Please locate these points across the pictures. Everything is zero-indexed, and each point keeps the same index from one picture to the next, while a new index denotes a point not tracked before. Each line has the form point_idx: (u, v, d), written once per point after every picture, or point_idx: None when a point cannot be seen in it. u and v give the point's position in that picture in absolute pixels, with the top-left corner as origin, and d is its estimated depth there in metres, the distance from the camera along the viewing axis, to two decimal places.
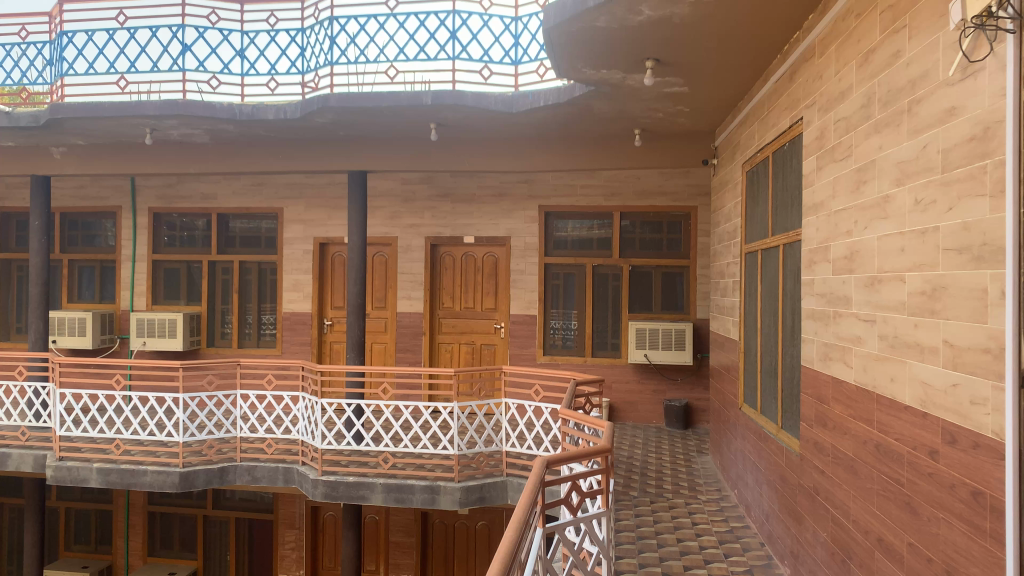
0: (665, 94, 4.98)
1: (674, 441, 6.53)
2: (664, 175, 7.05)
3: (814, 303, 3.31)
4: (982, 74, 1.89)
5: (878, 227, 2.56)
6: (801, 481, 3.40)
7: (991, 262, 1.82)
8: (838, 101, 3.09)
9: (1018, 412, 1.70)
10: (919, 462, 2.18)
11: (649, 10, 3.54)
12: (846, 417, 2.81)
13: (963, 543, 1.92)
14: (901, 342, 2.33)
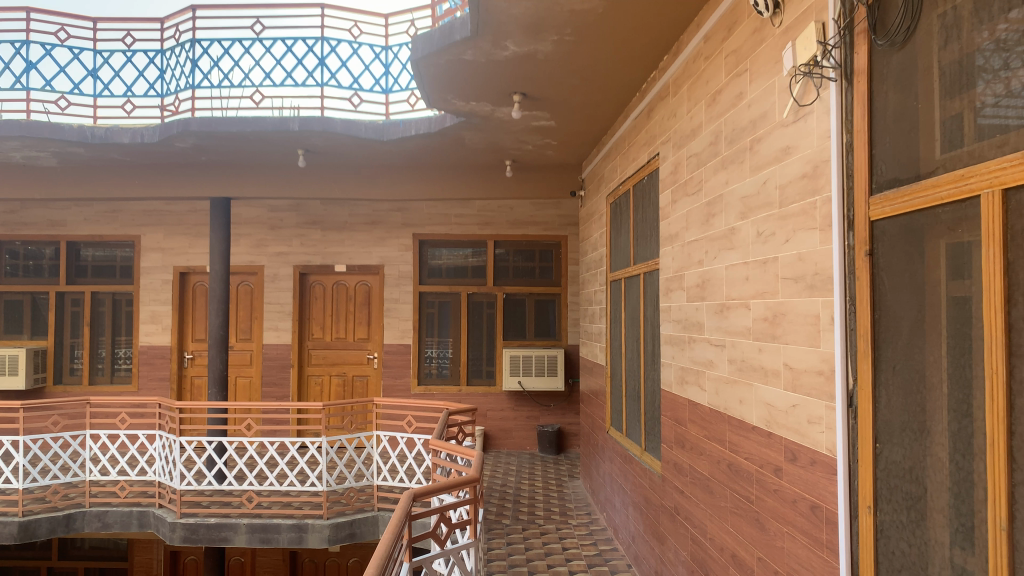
0: (533, 127, 5.10)
1: (547, 467, 6.61)
2: (535, 206, 7.23)
3: (671, 329, 3.46)
4: (811, 116, 2.05)
5: (726, 257, 2.72)
6: (663, 501, 3.52)
7: (821, 290, 1.97)
8: (689, 138, 3.27)
9: (847, 430, 1.84)
10: (765, 479, 2.30)
11: (514, 45, 3.62)
12: (702, 438, 2.94)
13: (803, 554, 2.04)
14: (748, 366, 2.47)
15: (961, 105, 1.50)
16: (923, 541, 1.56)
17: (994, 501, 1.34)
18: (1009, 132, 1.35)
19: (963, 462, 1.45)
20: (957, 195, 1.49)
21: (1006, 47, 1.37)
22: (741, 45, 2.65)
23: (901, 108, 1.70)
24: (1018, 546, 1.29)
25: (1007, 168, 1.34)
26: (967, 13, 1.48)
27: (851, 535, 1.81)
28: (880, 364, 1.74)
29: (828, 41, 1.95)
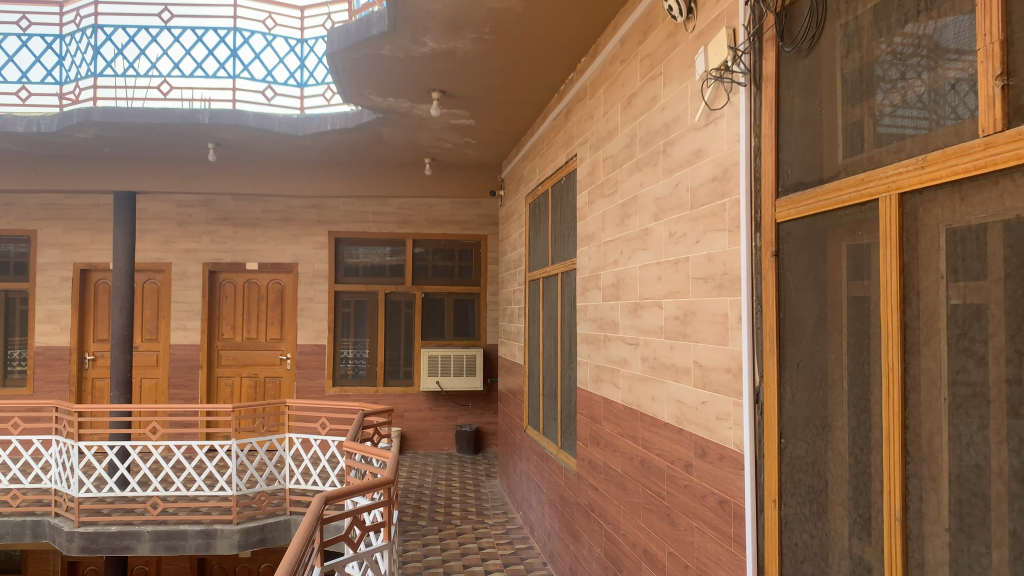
0: (452, 126, 5.08)
1: (465, 467, 6.59)
2: (455, 205, 7.22)
3: (587, 328, 3.49)
4: (721, 120, 2.11)
5: (640, 257, 2.76)
6: (578, 498, 3.56)
7: (730, 289, 2.02)
8: (606, 140, 3.31)
9: (754, 426, 1.89)
10: (677, 475, 2.35)
11: (433, 42, 3.59)
12: (615, 435, 2.98)
13: (713, 548, 2.09)
14: (660, 364, 2.52)
15: (862, 112, 1.55)
16: (824, 532, 1.62)
17: (889, 494, 1.40)
18: (906, 138, 1.41)
19: (862, 456, 1.50)
20: (857, 199, 1.54)
21: (903, 56, 1.42)
22: (656, 49, 2.70)
23: (806, 114, 1.75)
24: (912, 535, 1.35)
25: (904, 172, 1.39)
26: (868, 23, 1.54)
27: (757, 528, 1.86)
28: (785, 362, 1.79)
29: (738, 48, 2.01)
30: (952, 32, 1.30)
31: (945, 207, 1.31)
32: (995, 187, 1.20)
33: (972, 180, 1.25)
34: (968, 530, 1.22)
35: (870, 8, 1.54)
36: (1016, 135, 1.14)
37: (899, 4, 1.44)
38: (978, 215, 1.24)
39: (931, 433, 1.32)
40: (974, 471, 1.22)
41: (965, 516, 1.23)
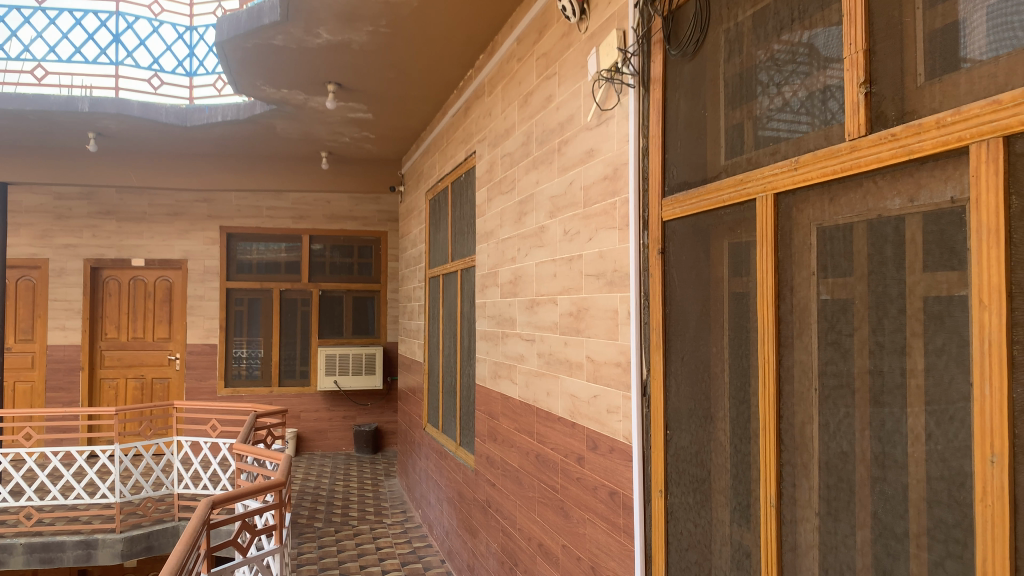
0: (349, 119, 4.99)
1: (363, 467, 6.50)
2: (354, 201, 7.11)
3: (485, 325, 3.51)
4: (612, 121, 2.16)
5: (536, 254, 2.79)
6: (475, 495, 3.57)
7: (620, 285, 2.07)
8: (503, 138, 3.33)
9: (641, 418, 1.94)
10: (569, 468, 2.39)
11: (328, 34, 3.52)
12: (512, 431, 3.00)
13: (603, 539, 2.13)
14: (555, 359, 2.55)
15: (742, 116, 1.61)
16: (707, 520, 1.67)
17: (765, 481, 1.46)
18: (780, 142, 1.48)
19: (742, 445, 1.56)
20: (736, 199, 1.60)
21: (779, 63, 1.49)
22: (551, 49, 2.73)
23: (691, 116, 1.81)
24: (785, 520, 1.42)
25: (778, 173, 1.46)
26: (748, 30, 1.60)
27: (644, 517, 1.92)
28: (671, 355, 1.85)
29: (628, 49, 2.06)
30: (824, 41, 1.36)
31: (815, 207, 1.38)
32: (859, 188, 1.27)
33: (839, 181, 1.32)
34: (835, 513, 1.29)
35: (750, 15, 1.60)
36: (878, 139, 1.21)
37: (776, 13, 1.51)
38: (845, 215, 1.30)
39: (803, 422, 1.39)
40: (839, 458, 1.29)
41: (832, 500, 1.30)
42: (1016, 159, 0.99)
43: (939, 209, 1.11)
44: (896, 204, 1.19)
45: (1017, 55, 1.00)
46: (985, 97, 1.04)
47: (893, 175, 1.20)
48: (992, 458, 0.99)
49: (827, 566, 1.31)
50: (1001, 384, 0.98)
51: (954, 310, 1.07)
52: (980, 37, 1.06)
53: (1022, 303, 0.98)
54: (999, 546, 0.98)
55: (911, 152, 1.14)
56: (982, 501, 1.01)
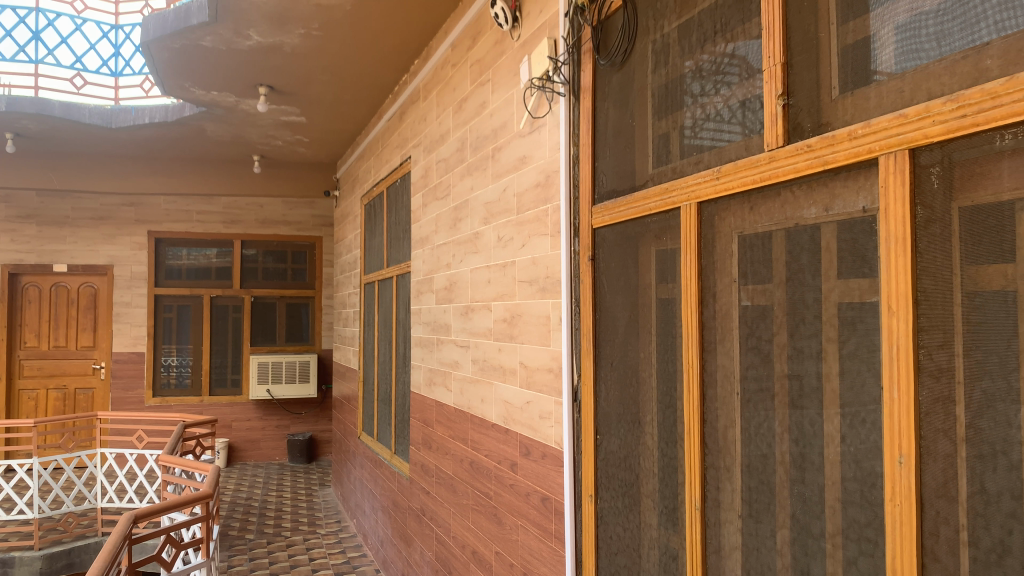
0: (282, 123, 4.91)
1: (297, 477, 6.38)
2: (288, 205, 6.99)
3: (420, 331, 3.49)
4: (544, 128, 2.18)
5: (470, 260, 2.78)
6: (410, 503, 3.54)
7: (552, 291, 2.08)
8: (438, 143, 3.31)
9: (573, 423, 1.96)
10: (503, 475, 2.38)
11: (258, 36, 3.45)
12: (447, 438, 2.98)
13: (535, 545, 2.14)
14: (489, 365, 2.55)
15: (669, 125, 1.64)
16: (635, 524, 1.70)
17: (690, 484, 1.49)
18: (704, 153, 1.51)
19: (669, 449, 1.59)
20: (662, 207, 1.63)
21: (703, 74, 1.52)
22: (485, 55, 2.73)
23: (620, 125, 1.84)
24: (709, 522, 1.44)
25: (701, 183, 1.49)
26: (673, 41, 1.63)
27: (575, 522, 1.93)
28: (601, 361, 1.87)
29: (558, 58, 2.08)
30: (744, 55, 1.40)
31: (737, 216, 1.41)
32: (777, 198, 1.31)
33: (759, 191, 1.35)
34: (756, 515, 1.32)
35: (675, 27, 1.63)
36: (795, 150, 1.24)
37: (699, 25, 1.54)
38: (764, 223, 1.34)
39: (725, 426, 1.41)
40: (760, 460, 1.32)
41: (753, 502, 1.33)
42: (920, 171, 1.04)
43: (852, 218, 1.15)
44: (812, 213, 1.23)
45: (923, 70, 1.04)
46: (893, 110, 1.08)
47: (809, 185, 1.24)
48: (900, 459, 1.03)
49: (749, 566, 1.34)
50: (909, 388, 1.02)
51: (865, 316, 1.11)
52: (888, 52, 1.10)
53: (927, 309, 1.02)
54: (906, 544, 1.02)
55: (825, 163, 1.18)
56: (891, 501, 1.04)
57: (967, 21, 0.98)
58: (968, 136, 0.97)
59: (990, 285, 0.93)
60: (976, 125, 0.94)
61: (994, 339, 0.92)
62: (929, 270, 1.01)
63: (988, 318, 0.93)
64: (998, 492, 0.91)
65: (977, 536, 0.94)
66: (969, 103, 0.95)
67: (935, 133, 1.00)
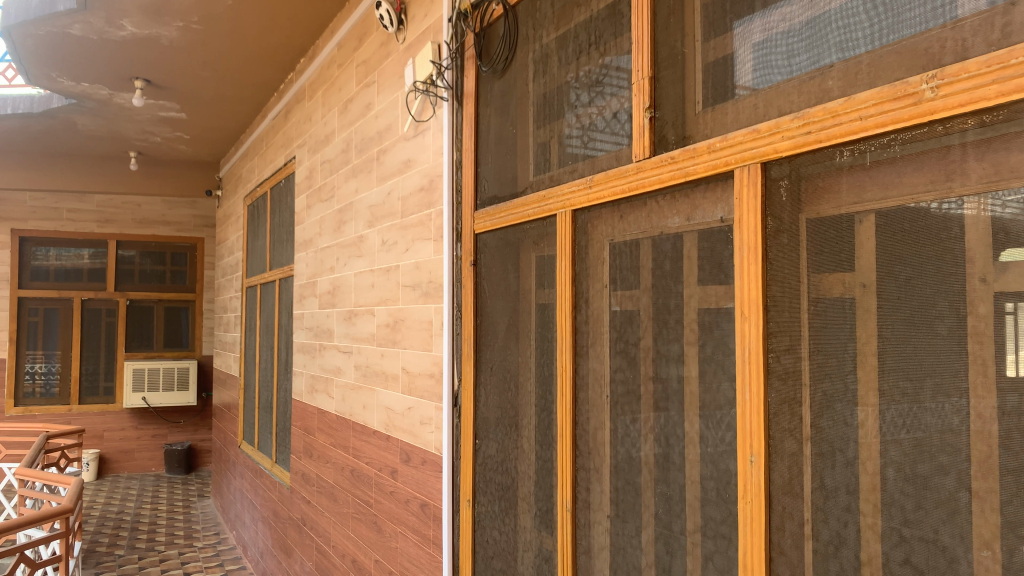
0: (160, 118, 4.70)
1: (174, 488, 6.09)
2: (167, 205, 6.69)
3: (302, 337, 3.40)
4: (428, 132, 2.17)
5: (354, 264, 2.74)
6: (290, 513, 3.44)
7: (435, 296, 2.08)
8: (323, 144, 3.25)
9: (452, 428, 1.96)
10: (383, 482, 2.36)
11: (133, 27, 3.29)
12: (328, 446, 2.92)
13: (414, 552, 2.12)
14: (371, 371, 2.51)
15: (547, 134, 1.67)
16: (511, 528, 1.71)
17: (562, 486, 1.52)
18: (578, 162, 1.55)
19: (544, 452, 1.61)
20: (539, 214, 1.66)
21: (579, 85, 1.56)
22: (370, 57, 2.71)
23: (501, 131, 1.85)
24: (580, 523, 1.47)
25: (576, 191, 1.52)
26: (551, 51, 1.66)
27: (453, 527, 1.93)
28: (481, 365, 1.87)
29: (441, 63, 2.08)
30: (617, 67, 1.44)
31: (607, 223, 1.45)
32: (644, 207, 1.35)
33: (628, 200, 1.40)
34: (623, 515, 1.36)
35: (553, 37, 1.66)
36: (660, 161, 1.29)
37: (575, 36, 1.58)
38: (632, 231, 1.38)
39: (596, 428, 1.45)
40: (627, 461, 1.36)
41: (620, 502, 1.37)
42: (771, 184, 1.09)
43: (710, 227, 1.20)
44: (675, 222, 1.28)
45: (775, 88, 1.10)
46: (748, 125, 1.13)
47: (672, 196, 1.29)
48: (751, 458, 1.08)
49: (616, 565, 1.37)
50: (758, 390, 1.07)
51: (721, 321, 1.16)
52: (747, 69, 1.15)
53: (775, 315, 1.07)
54: (756, 539, 1.07)
55: (687, 175, 1.23)
56: (743, 498, 1.09)
57: (815, 42, 1.04)
58: (812, 151, 1.03)
59: (831, 293, 0.99)
60: (819, 141, 1.00)
61: (833, 343, 0.99)
62: (777, 278, 1.07)
63: (829, 323, 0.99)
64: (836, 487, 0.97)
65: (817, 529, 0.99)
66: (813, 120, 1.01)
67: (783, 149, 1.05)
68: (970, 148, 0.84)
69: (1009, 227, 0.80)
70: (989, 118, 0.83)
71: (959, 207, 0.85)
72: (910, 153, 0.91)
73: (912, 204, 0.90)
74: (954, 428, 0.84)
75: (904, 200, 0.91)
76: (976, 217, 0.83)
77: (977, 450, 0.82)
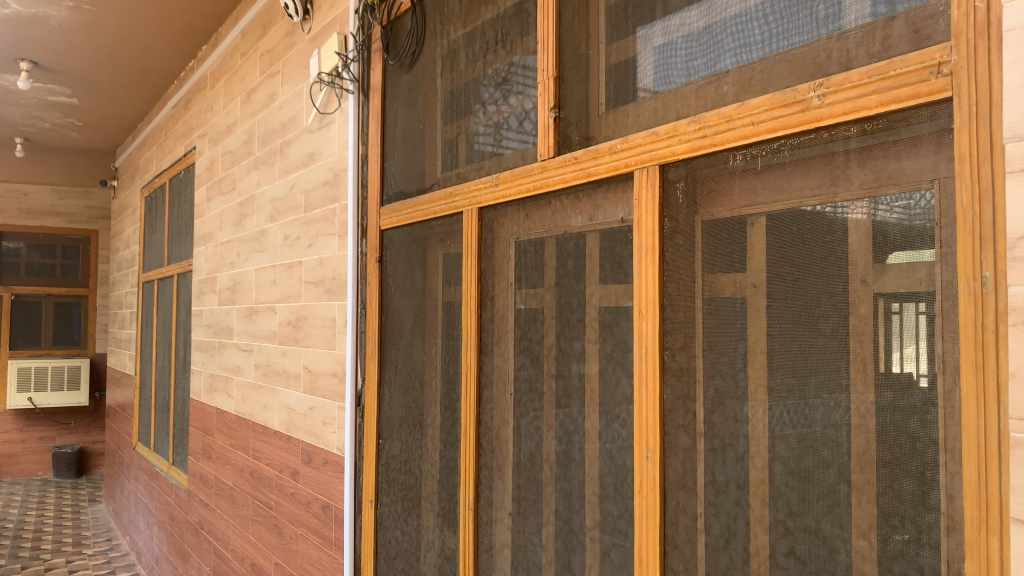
0: (49, 103, 4.44)
1: (63, 493, 5.79)
2: (57, 194, 6.33)
3: (201, 334, 3.28)
4: (333, 125, 2.13)
5: (255, 260, 2.66)
6: (187, 517, 3.32)
7: (338, 293, 2.04)
8: (224, 135, 3.14)
9: (354, 427, 1.93)
10: (283, 484, 2.30)
11: (18, 5, 3.09)
12: (227, 447, 2.83)
13: (315, 554, 2.08)
14: (272, 370, 2.44)
15: (454, 131, 1.66)
16: (413, 528, 1.69)
17: (465, 484, 1.51)
18: (485, 159, 1.54)
19: (447, 451, 1.60)
20: (445, 211, 1.65)
21: (487, 83, 1.55)
22: (275, 47, 2.63)
23: (408, 127, 1.83)
24: (482, 522, 1.47)
25: (482, 189, 1.52)
26: (458, 47, 1.65)
27: (355, 528, 1.90)
28: (385, 364, 1.85)
29: (347, 55, 2.04)
30: (523, 67, 1.44)
31: (513, 221, 1.45)
32: (549, 207, 1.36)
33: (533, 199, 1.40)
34: (524, 512, 1.36)
35: (461, 34, 1.65)
36: (564, 161, 1.30)
37: (482, 34, 1.58)
38: (537, 230, 1.39)
39: (499, 426, 1.45)
40: (528, 459, 1.36)
41: (522, 500, 1.37)
42: (669, 185, 1.11)
43: (611, 227, 1.21)
44: (578, 222, 1.29)
45: (674, 93, 1.12)
46: (647, 128, 1.15)
47: (576, 195, 1.30)
48: (647, 453, 1.10)
49: (516, 563, 1.37)
50: (654, 387, 1.09)
51: (620, 320, 1.18)
52: (648, 72, 1.17)
53: (671, 314, 1.09)
54: (651, 534, 1.09)
55: (590, 175, 1.25)
56: (639, 494, 1.11)
57: (713, 48, 1.06)
58: (707, 155, 1.05)
59: (723, 293, 1.02)
60: (714, 145, 1.03)
61: (725, 342, 1.01)
62: (673, 278, 1.09)
63: (722, 321, 1.02)
64: (727, 482, 1.00)
65: (709, 523, 1.02)
66: (708, 124, 1.04)
67: (680, 152, 1.08)
68: (852, 155, 0.88)
69: (886, 232, 0.84)
70: (870, 126, 0.86)
71: (842, 212, 0.88)
72: (799, 159, 0.94)
73: (800, 208, 0.93)
74: (835, 423, 0.88)
75: (793, 203, 0.94)
76: (858, 222, 0.86)
77: (857, 443, 0.85)
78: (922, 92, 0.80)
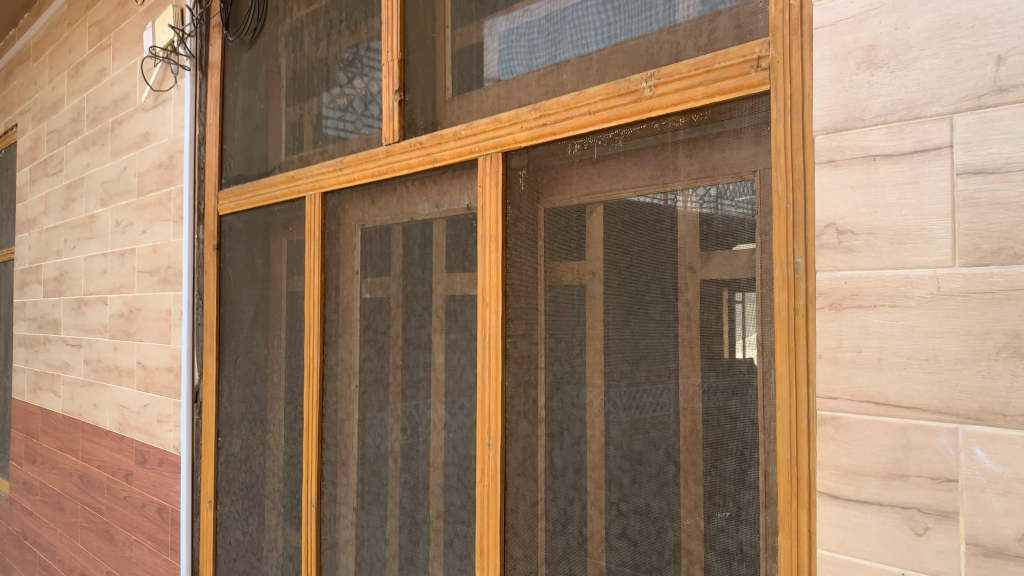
0: None
1: None
2: None
3: (24, 328, 3.02)
4: (168, 104, 1.99)
5: (84, 247, 2.46)
6: (9, 527, 3.05)
7: (173, 283, 1.91)
8: (49, 112, 2.89)
9: (192, 425, 1.83)
10: (116, 487, 2.14)
11: None
12: (53, 450, 2.61)
13: (150, 560, 1.96)
14: (103, 366, 2.27)
15: (299, 113, 1.59)
16: (254, 527, 1.62)
17: (307, 480, 1.46)
18: (329, 144, 1.49)
19: (289, 448, 1.54)
20: (288, 196, 1.58)
21: (331, 65, 1.50)
22: (105, 17, 2.44)
23: (249, 107, 1.74)
24: (325, 518, 1.43)
25: (325, 173, 1.47)
26: (303, 26, 1.59)
27: (193, 531, 1.81)
28: (225, 358, 1.76)
29: (184, 30, 1.92)
30: (368, 49, 1.40)
31: (358, 207, 1.41)
32: (394, 193, 1.33)
33: (378, 185, 1.36)
34: (368, 506, 1.33)
35: (305, 13, 1.58)
36: (409, 146, 1.27)
37: (327, 13, 1.52)
38: (383, 217, 1.35)
39: (343, 419, 1.41)
40: (373, 452, 1.33)
41: (365, 494, 1.34)
42: (512, 173, 1.11)
43: (456, 214, 1.20)
44: (424, 209, 1.27)
45: (516, 80, 1.12)
46: (491, 114, 1.15)
47: (421, 182, 1.27)
48: (488, 441, 1.10)
49: (360, 560, 1.34)
50: (496, 375, 1.09)
51: (464, 308, 1.17)
52: (493, 59, 1.16)
53: (513, 302, 1.09)
54: (492, 522, 1.09)
55: (435, 161, 1.23)
56: (481, 482, 1.11)
57: (554, 36, 1.06)
58: (548, 143, 1.05)
59: (562, 280, 1.02)
60: (553, 133, 1.03)
61: (564, 329, 1.02)
62: (516, 265, 1.09)
63: (560, 310, 1.02)
64: (564, 467, 1.01)
65: (547, 508, 1.02)
66: (548, 113, 1.04)
67: (522, 139, 1.08)
68: (680, 146, 0.90)
69: (710, 221, 0.87)
70: (697, 117, 0.89)
71: (673, 201, 0.90)
72: (632, 149, 0.95)
73: (634, 197, 0.95)
74: (664, 407, 0.90)
75: (628, 193, 0.96)
76: (685, 212, 0.89)
77: (684, 425, 0.88)
78: (743, 85, 0.82)
